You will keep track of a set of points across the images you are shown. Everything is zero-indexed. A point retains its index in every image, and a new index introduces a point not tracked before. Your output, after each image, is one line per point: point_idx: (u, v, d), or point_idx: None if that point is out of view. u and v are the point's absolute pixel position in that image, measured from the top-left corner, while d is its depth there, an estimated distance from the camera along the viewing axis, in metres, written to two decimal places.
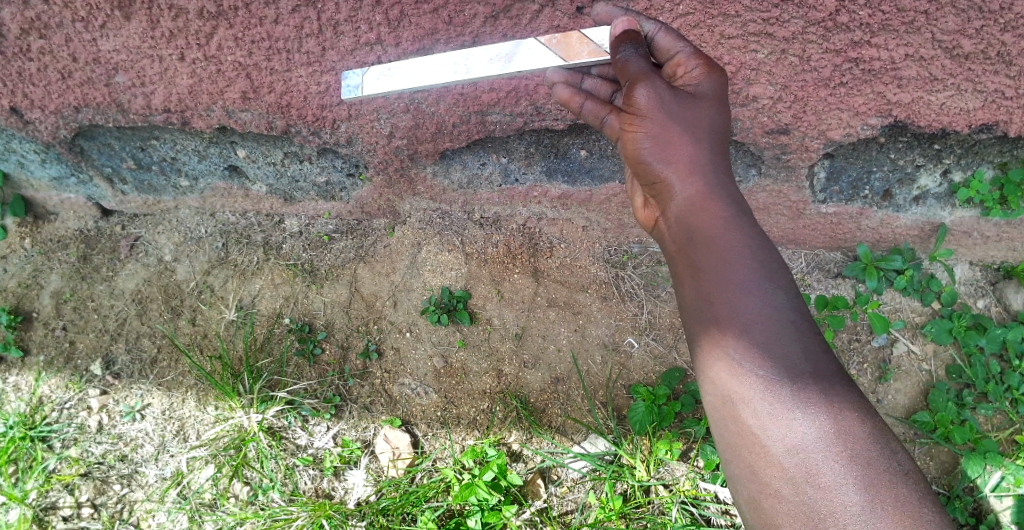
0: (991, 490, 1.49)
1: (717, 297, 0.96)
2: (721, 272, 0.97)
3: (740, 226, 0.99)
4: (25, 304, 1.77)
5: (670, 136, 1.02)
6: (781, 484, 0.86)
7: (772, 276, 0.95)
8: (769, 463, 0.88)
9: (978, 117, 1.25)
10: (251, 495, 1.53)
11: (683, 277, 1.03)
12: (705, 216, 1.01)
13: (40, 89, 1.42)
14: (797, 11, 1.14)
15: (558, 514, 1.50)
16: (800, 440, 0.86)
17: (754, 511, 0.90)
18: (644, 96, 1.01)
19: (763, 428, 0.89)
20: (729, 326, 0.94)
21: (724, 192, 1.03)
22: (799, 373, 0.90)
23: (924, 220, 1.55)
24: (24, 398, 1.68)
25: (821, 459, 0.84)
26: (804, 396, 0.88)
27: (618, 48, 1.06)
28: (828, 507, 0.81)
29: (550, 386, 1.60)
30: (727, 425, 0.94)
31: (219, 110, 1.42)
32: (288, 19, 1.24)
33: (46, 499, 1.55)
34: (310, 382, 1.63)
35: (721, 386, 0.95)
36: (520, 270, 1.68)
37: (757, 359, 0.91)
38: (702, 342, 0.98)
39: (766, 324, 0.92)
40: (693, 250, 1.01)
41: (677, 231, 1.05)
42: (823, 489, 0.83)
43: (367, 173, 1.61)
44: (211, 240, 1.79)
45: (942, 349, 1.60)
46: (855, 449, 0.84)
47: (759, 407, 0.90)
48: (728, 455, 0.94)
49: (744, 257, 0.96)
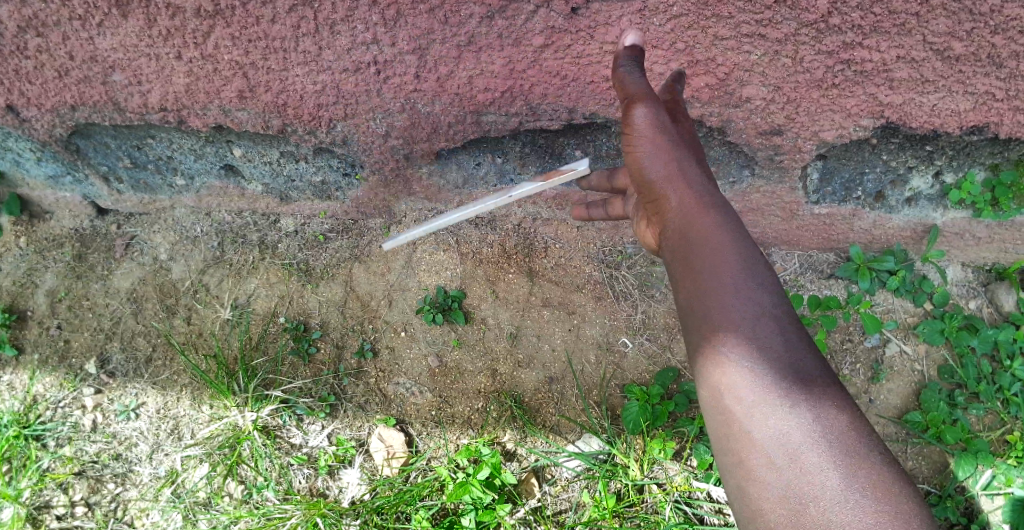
0: (982, 489, 1.51)
1: (705, 296, 0.96)
2: (708, 271, 0.97)
3: (726, 225, 1.00)
4: (19, 303, 1.77)
5: (662, 146, 1.05)
6: (765, 471, 0.87)
7: (756, 273, 0.96)
8: (757, 453, 0.88)
9: (969, 119, 1.27)
10: (245, 493, 1.53)
11: (673, 279, 1.03)
12: (698, 221, 1.01)
13: (37, 88, 1.43)
14: (789, 13, 1.14)
15: (552, 513, 1.50)
16: (784, 428, 0.87)
17: (739, 500, 0.90)
18: (640, 110, 1.04)
19: (753, 419, 0.89)
20: (715, 323, 0.94)
21: (712, 196, 1.04)
22: (782, 365, 0.90)
23: (916, 222, 1.56)
24: (19, 396, 1.68)
25: (804, 445, 0.85)
26: (788, 387, 0.89)
27: (623, 63, 1.09)
28: (811, 493, 0.82)
29: (545, 386, 1.61)
30: (717, 418, 0.94)
31: (216, 109, 1.43)
32: (284, 18, 1.25)
33: (40, 498, 1.55)
34: (306, 381, 1.63)
35: (710, 382, 0.95)
36: (515, 270, 1.69)
37: (742, 353, 0.91)
38: (691, 341, 0.99)
39: (750, 319, 0.92)
40: (682, 252, 1.02)
41: (671, 239, 1.04)
42: (806, 475, 0.83)
43: (363, 172, 1.62)
44: (206, 239, 1.79)
45: (934, 350, 1.61)
46: (836, 436, 0.85)
47: (743, 399, 0.90)
48: (717, 448, 0.94)
49: (730, 255, 0.97)
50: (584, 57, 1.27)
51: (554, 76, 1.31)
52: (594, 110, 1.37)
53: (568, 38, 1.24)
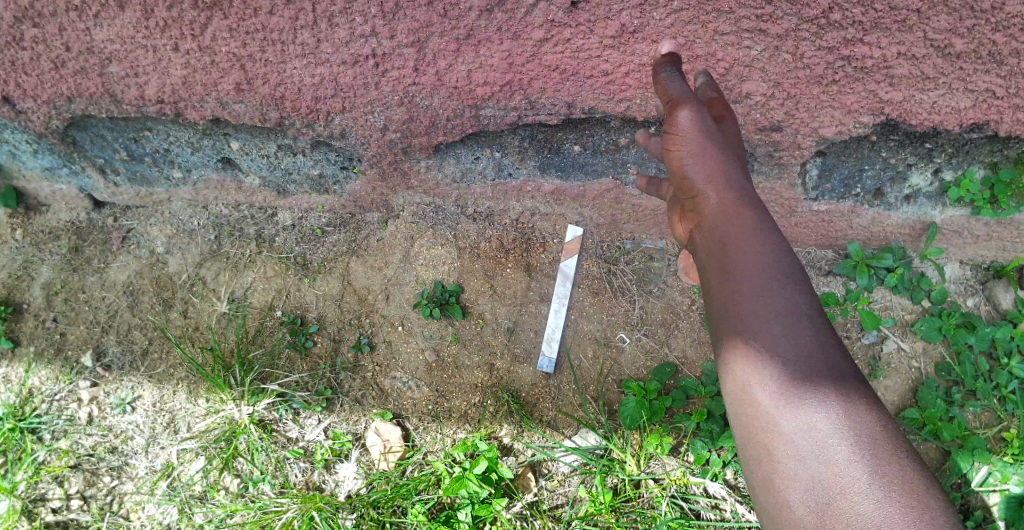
0: (979, 486, 1.51)
1: (741, 294, 1.01)
2: (748, 271, 1.02)
3: (766, 232, 1.06)
4: (15, 296, 1.77)
5: (704, 154, 1.11)
6: (794, 463, 0.89)
7: (792, 277, 1.01)
8: (782, 443, 0.91)
9: (969, 117, 1.26)
10: (241, 487, 1.53)
11: (710, 277, 1.09)
12: (734, 223, 1.08)
13: (33, 79, 1.42)
14: (790, 8, 1.14)
15: (548, 508, 1.50)
16: (813, 422, 0.89)
17: (766, 493, 0.92)
18: (686, 117, 1.09)
19: (777, 410, 0.93)
20: (750, 319, 0.99)
21: (751, 204, 1.10)
22: (809, 361, 0.93)
23: (915, 220, 1.55)
24: (15, 389, 1.68)
25: (833, 438, 0.87)
26: (818, 382, 0.91)
27: (662, 70, 1.16)
28: (839, 485, 0.84)
29: (542, 381, 1.61)
30: (743, 410, 0.98)
31: (213, 101, 1.42)
32: (283, 10, 1.24)
33: (35, 491, 1.55)
34: (302, 375, 1.62)
35: (739, 374, 0.99)
36: (512, 265, 1.68)
37: (773, 346, 0.96)
38: (724, 338, 1.03)
39: (782, 316, 0.97)
40: (720, 252, 1.08)
41: (708, 238, 1.11)
42: (834, 467, 0.85)
43: (360, 166, 1.61)
44: (203, 232, 1.78)
45: (932, 347, 1.61)
46: (864, 432, 0.87)
47: (773, 391, 0.94)
48: (744, 440, 0.98)
49: (770, 259, 1.02)
50: (583, 51, 1.26)
51: (553, 70, 1.30)
52: (593, 105, 1.36)
53: (568, 32, 1.23)
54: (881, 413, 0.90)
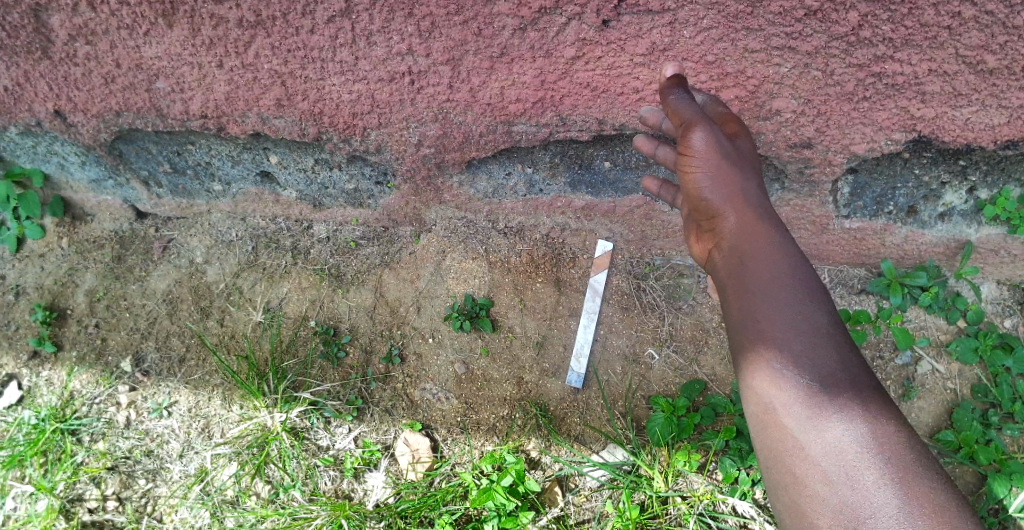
0: (1018, 512, 1.45)
1: (764, 313, 1.01)
2: (768, 292, 1.02)
3: (785, 252, 1.06)
4: (60, 301, 1.83)
5: (722, 174, 1.13)
6: (820, 485, 0.88)
7: (814, 296, 1.01)
8: (809, 466, 0.91)
9: (1003, 133, 1.25)
10: (271, 493, 1.56)
11: (731, 298, 1.09)
12: (754, 242, 1.09)
13: (84, 94, 1.49)
14: (820, 26, 1.15)
15: (575, 523, 1.49)
16: (840, 445, 0.89)
17: (793, 516, 0.92)
18: (700, 139, 1.11)
19: (802, 432, 0.92)
20: (773, 339, 0.99)
21: (771, 222, 1.12)
22: (834, 380, 0.93)
23: (950, 238, 1.54)
24: (57, 392, 1.74)
25: (860, 462, 0.86)
26: (842, 401, 0.91)
27: (671, 92, 1.17)
28: (865, 510, 0.83)
29: (570, 396, 1.61)
30: (768, 432, 0.98)
31: (254, 116, 1.48)
32: (323, 28, 1.29)
33: (73, 491, 1.60)
34: (334, 384, 1.66)
35: (763, 395, 0.98)
36: (542, 278, 1.70)
37: (797, 366, 0.95)
38: (747, 358, 1.02)
39: (805, 334, 0.97)
40: (739, 271, 1.09)
41: (729, 258, 1.12)
42: (862, 490, 0.84)
43: (394, 181, 1.65)
44: (241, 243, 1.83)
45: (967, 368, 1.58)
46: (892, 453, 0.86)
47: (797, 412, 0.94)
48: (768, 462, 0.98)
49: (789, 279, 1.03)
50: (614, 68, 1.29)
51: (585, 87, 1.33)
52: (624, 121, 1.38)
53: (599, 50, 1.26)
54: (912, 436, 0.89)
